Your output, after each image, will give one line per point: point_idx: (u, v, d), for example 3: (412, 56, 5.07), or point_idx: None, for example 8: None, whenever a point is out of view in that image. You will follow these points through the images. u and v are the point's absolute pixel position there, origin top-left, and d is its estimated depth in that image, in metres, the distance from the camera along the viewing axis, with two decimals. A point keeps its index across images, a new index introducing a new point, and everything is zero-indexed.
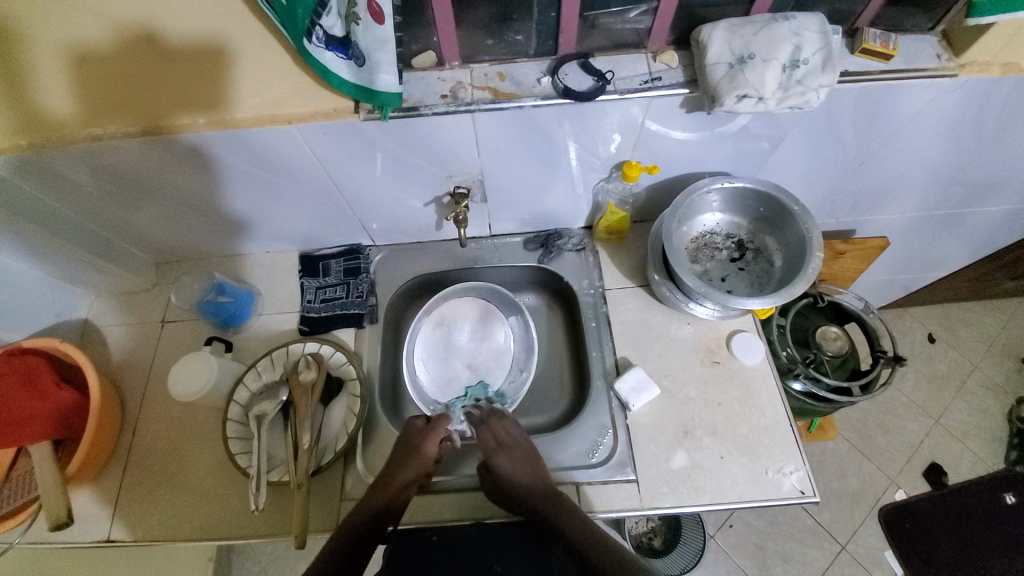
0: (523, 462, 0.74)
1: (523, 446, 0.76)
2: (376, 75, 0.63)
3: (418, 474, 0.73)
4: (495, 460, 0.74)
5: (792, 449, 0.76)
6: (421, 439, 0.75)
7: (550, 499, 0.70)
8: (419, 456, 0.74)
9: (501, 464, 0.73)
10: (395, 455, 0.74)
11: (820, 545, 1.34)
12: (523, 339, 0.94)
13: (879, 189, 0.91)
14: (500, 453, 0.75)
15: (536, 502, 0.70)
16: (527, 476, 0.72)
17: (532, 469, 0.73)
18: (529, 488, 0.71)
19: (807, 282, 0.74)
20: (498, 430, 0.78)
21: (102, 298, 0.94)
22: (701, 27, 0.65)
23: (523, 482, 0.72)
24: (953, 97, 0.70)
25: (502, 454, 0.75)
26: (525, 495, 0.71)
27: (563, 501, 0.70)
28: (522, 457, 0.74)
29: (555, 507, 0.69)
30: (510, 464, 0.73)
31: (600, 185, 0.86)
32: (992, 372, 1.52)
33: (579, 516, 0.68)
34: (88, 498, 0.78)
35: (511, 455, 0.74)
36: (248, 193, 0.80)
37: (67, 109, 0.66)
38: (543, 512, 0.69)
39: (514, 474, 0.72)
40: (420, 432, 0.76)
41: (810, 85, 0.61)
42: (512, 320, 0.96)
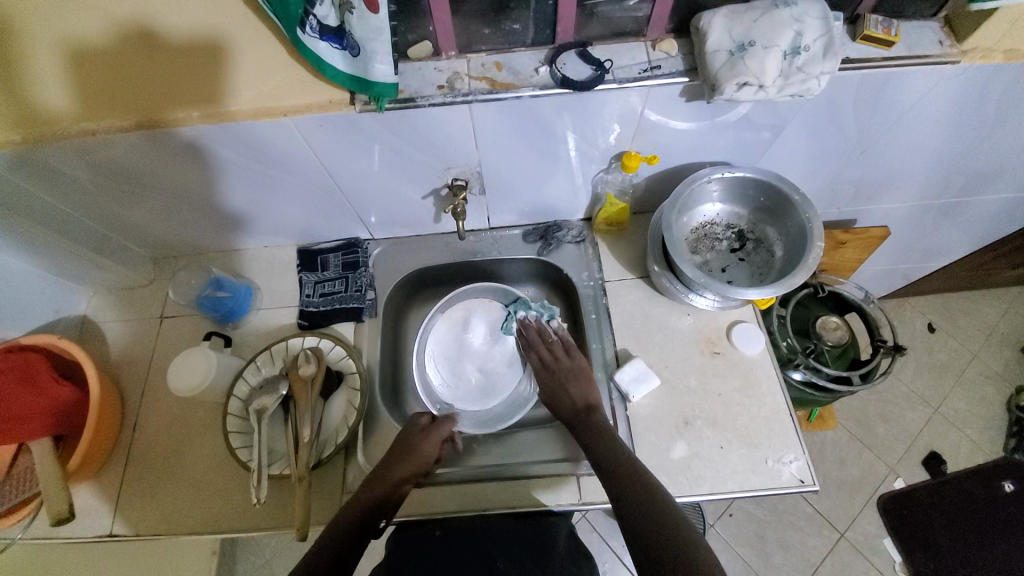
0: (570, 378, 0.81)
1: (575, 364, 0.82)
2: (371, 65, 0.62)
3: (415, 471, 0.73)
4: (548, 376, 0.83)
5: (791, 438, 0.77)
6: (421, 437, 0.77)
7: (586, 419, 0.76)
8: (417, 453, 0.75)
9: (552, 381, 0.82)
10: (392, 452, 0.75)
11: (820, 534, 1.35)
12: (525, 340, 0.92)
13: (881, 177, 0.91)
14: (546, 371, 0.84)
15: (574, 417, 0.77)
16: (573, 390, 0.80)
17: (579, 386, 0.80)
18: (573, 402, 0.79)
19: (807, 272, 0.74)
20: (542, 350, 0.86)
21: (100, 294, 0.94)
22: (701, 14, 0.64)
23: (570, 396, 0.79)
24: (955, 83, 0.69)
25: (553, 369, 0.83)
26: (569, 408, 0.78)
27: (597, 422, 0.75)
28: (568, 375, 0.81)
29: (599, 444, 0.72)
30: (562, 379, 0.81)
31: (600, 175, 0.85)
32: (993, 361, 1.53)
33: (622, 456, 0.70)
34: (90, 493, 0.79)
35: (555, 372, 0.83)
36: (245, 187, 0.80)
37: (58, 103, 0.65)
38: (577, 426, 0.76)
39: (565, 387, 0.80)
40: (422, 429, 0.78)
41: (811, 72, 0.61)
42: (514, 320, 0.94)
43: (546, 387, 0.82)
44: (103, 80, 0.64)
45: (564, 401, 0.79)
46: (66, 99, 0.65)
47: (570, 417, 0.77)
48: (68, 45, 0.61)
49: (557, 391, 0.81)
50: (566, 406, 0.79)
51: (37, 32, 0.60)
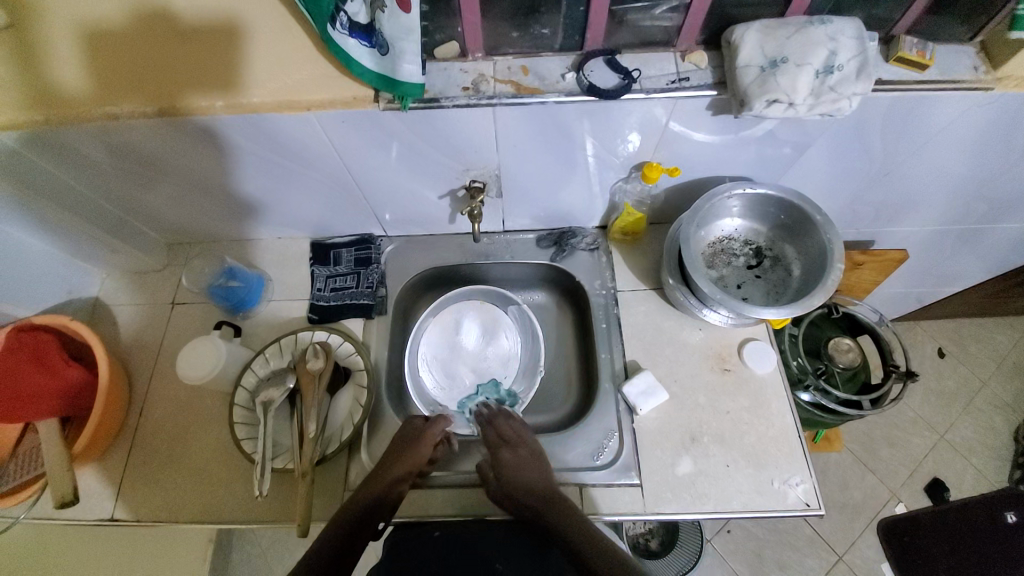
0: (530, 461, 0.73)
1: (521, 453, 0.74)
2: (399, 64, 0.61)
3: (411, 470, 0.72)
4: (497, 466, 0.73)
5: (800, 460, 0.76)
6: (416, 437, 0.75)
7: (555, 509, 0.68)
8: (415, 452, 0.73)
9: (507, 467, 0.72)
10: (392, 448, 0.74)
11: (818, 555, 1.34)
12: (526, 328, 0.94)
13: (903, 200, 0.89)
14: (507, 448, 0.75)
15: (539, 504, 0.68)
16: (527, 483, 0.71)
17: (531, 479, 0.71)
18: (532, 497, 0.69)
19: (825, 294, 0.73)
20: (502, 427, 0.78)
21: (113, 276, 0.94)
22: (734, 28, 0.64)
23: (525, 490, 0.70)
24: (987, 110, 0.68)
25: (508, 450, 0.75)
26: (525, 504, 0.69)
27: (562, 504, 0.69)
28: (517, 465, 0.72)
29: (555, 507, 0.68)
30: (513, 465, 0.72)
31: (618, 184, 0.84)
32: (1002, 391, 1.51)
33: (596, 532, 0.65)
34: (93, 476, 0.79)
35: (516, 454, 0.74)
36: (263, 178, 0.80)
37: (87, 86, 0.66)
38: (544, 513, 0.68)
39: (515, 478, 0.71)
40: (417, 431, 0.76)
41: (843, 92, 0.60)
42: (512, 310, 0.96)
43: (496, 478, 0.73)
44: (128, 64, 0.65)
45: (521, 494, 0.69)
46: (98, 82, 0.65)
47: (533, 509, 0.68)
48: (112, 33, 0.65)
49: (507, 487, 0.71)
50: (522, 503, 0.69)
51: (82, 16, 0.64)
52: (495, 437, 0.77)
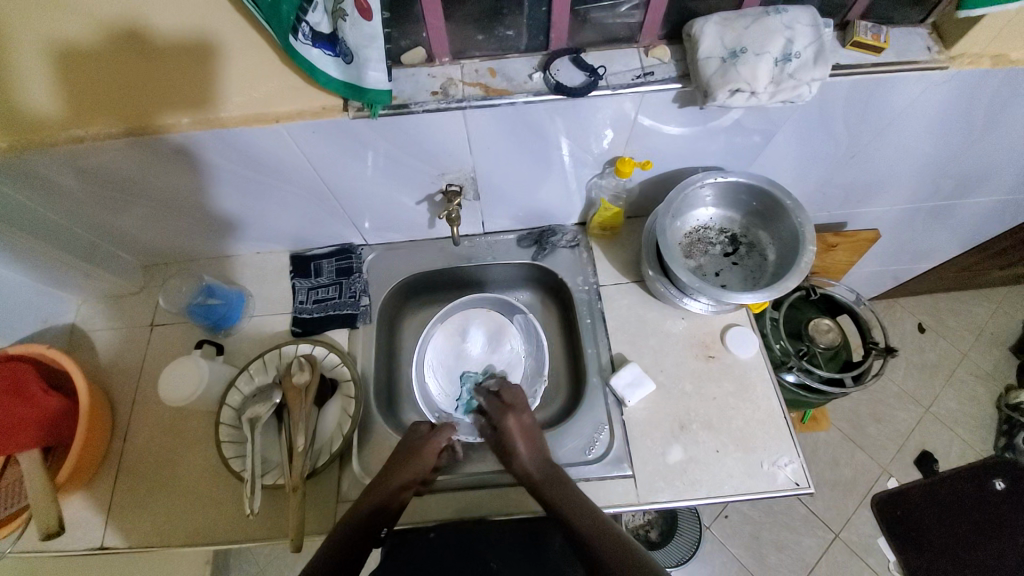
0: (526, 432, 0.76)
1: (523, 421, 0.78)
2: (364, 72, 0.62)
3: (412, 478, 0.71)
4: (499, 431, 0.77)
5: (787, 441, 0.77)
6: (420, 443, 0.75)
7: (552, 480, 0.70)
8: (417, 461, 0.73)
9: (508, 432, 0.76)
10: (396, 458, 0.73)
11: (814, 534, 1.36)
12: (531, 336, 0.93)
13: (871, 181, 0.92)
14: (507, 417, 0.77)
15: (537, 480, 0.70)
16: (529, 445, 0.74)
17: (532, 444, 0.75)
18: (531, 459, 0.73)
19: (800, 276, 0.75)
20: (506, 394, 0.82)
21: (89, 302, 0.92)
22: (693, 21, 0.65)
23: (526, 453, 0.73)
24: (943, 89, 0.70)
25: (509, 419, 0.77)
26: (525, 466, 0.72)
27: (559, 483, 0.70)
28: (518, 430, 0.76)
29: (569, 497, 0.68)
30: (515, 430, 0.76)
31: (594, 180, 0.85)
32: (981, 361, 1.55)
33: (601, 519, 0.66)
34: (79, 505, 0.77)
35: (517, 424, 0.77)
36: (238, 193, 0.79)
37: (45, 108, 0.64)
38: (541, 486, 0.70)
39: (517, 443, 0.74)
40: (419, 441, 0.75)
41: (802, 78, 0.61)
42: (516, 318, 0.95)
43: (496, 442, 0.77)
44: (96, 85, 0.62)
45: (522, 454, 0.73)
46: (57, 104, 0.64)
47: (530, 476, 0.71)
48: (66, 53, 0.59)
49: (509, 448, 0.74)
50: (523, 465, 0.73)
51: (31, 37, 0.58)
52: (498, 405, 0.80)
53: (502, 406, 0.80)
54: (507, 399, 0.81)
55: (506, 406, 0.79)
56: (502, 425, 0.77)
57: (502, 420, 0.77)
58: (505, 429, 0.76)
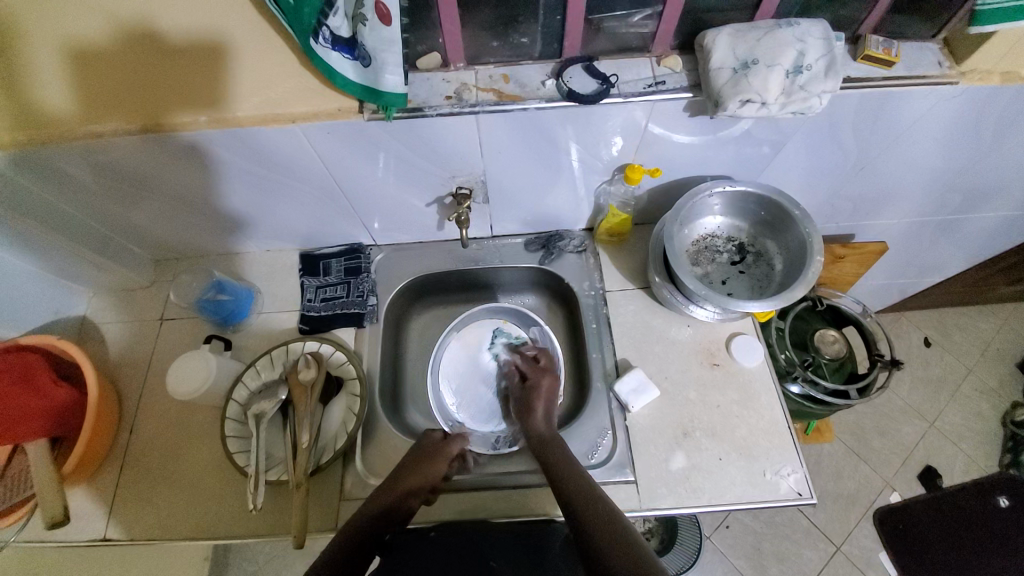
0: (551, 394, 0.82)
1: (554, 385, 0.84)
2: (382, 76, 0.63)
3: (423, 485, 0.73)
4: (530, 387, 0.83)
5: (790, 450, 0.77)
6: (432, 451, 0.76)
7: (553, 441, 0.75)
8: (427, 467, 0.74)
9: (538, 391, 0.82)
10: (405, 463, 0.74)
11: (815, 546, 1.35)
12: (545, 350, 0.92)
13: (879, 194, 0.92)
14: (541, 376, 0.85)
15: (546, 437, 0.76)
16: (547, 410, 0.80)
17: (550, 411, 0.80)
18: (544, 423, 0.78)
19: (807, 286, 0.75)
20: (542, 354, 0.89)
21: (100, 295, 0.93)
22: (705, 32, 0.66)
23: (541, 415, 0.79)
24: (953, 104, 0.71)
25: (541, 377, 0.84)
26: (538, 427, 0.77)
27: (563, 450, 0.73)
28: (547, 391, 0.82)
29: (579, 495, 0.66)
30: (544, 391, 0.82)
31: (602, 187, 0.86)
32: (987, 377, 1.54)
33: (608, 515, 0.64)
34: (84, 497, 0.78)
35: (549, 384, 0.83)
36: (251, 191, 0.80)
37: (65, 104, 0.65)
38: (541, 445, 0.74)
39: (539, 403, 0.80)
40: (433, 446, 0.77)
41: (812, 90, 0.62)
42: (532, 330, 0.95)
43: (520, 400, 0.83)
44: (112, 81, 0.64)
45: (536, 416, 0.78)
46: (77, 99, 0.65)
47: (540, 436, 0.76)
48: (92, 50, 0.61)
49: (529, 406, 0.80)
50: (536, 424, 0.78)
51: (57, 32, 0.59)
52: (532, 366, 0.87)
53: (538, 366, 0.87)
54: (541, 360, 0.88)
55: (541, 367, 0.86)
56: (535, 381, 0.83)
57: (537, 377, 0.84)
58: (535, 386, 0.83)
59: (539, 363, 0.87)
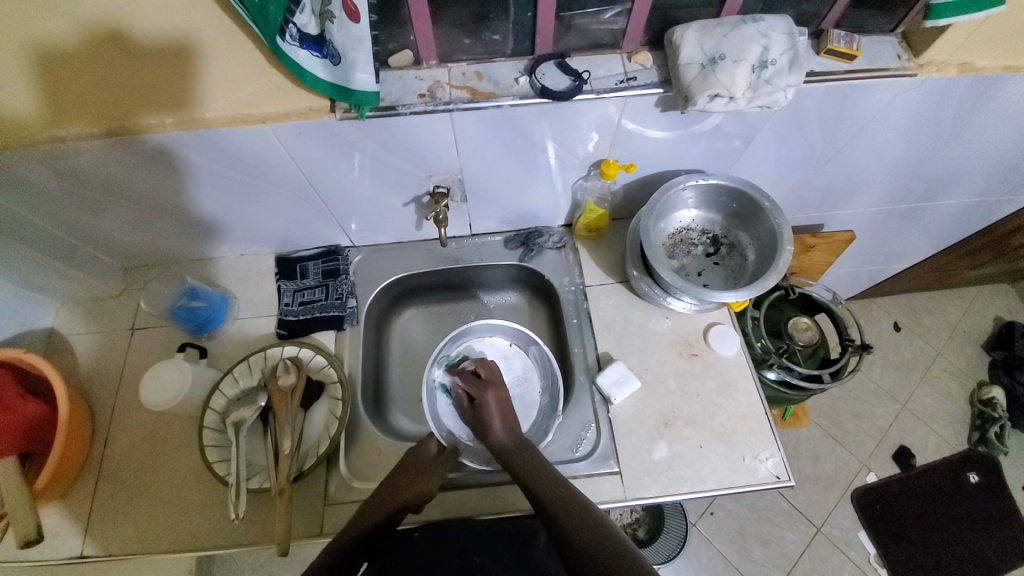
0: (495, 407, 0.78)
1: (501, 399, 0.79)
2: (352, 73, 0.62)
3: (421, 495, 0.72)
4: (477, 407, 0.78)
5: (768, 436, 0.79)
6: (431, 465, 0.75)
7: (518, 449, 0.73)
8: (423, 477, 0.73)
9: (486, 406, 0.77)
10: (400, 478, 0.73)
11: (796, 528, 1.39)
12: (544, 369, 0.88)
13: (846, 184, 0.95)
14: (483, 390, 0.79)
15: (510, 450, 0.73)
16: (502, 419, 0.77)
17: (507, 421, 0.77)
18: (505, 432, 0.75)
19: (779, 275, 0.77)
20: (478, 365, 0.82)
21: (67, 305, 0.90)
22: (673, 29, 0.67)
23: (500, 427, 0.76)
24: (912, 95, 0.74)
25: (481, 393, 0.79)
26: (500, 438, 0.75)
27: (527, 455, 0.72)
28: (496, 403, 0.78)
29: (554, 497, 0.66)
30: (491, 404, 0.78)
31: (579, 182, 0.87)
32: (953, 358, 1.61)
33: (596, 517, 0.64)
34: (56, 514, 0.75)
35: (492, 399, 0.78)
36: (223, 194, 0.78)
37: (25, 110, 0.63)
38: (511, 457, 0.72)
39: (490, 417, 0.76)
40: (429, 459, 0.75)
41: (778, 84, 0.64)
42: (533, 351, 0.91)
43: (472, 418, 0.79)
44: (72, 85, 0.62)
45: (497, 430, 0.75)
46: (37, 104, 0.62)
47: (504, 448, 0.74)
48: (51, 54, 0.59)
49: (482, 423, 0.77)
50: (496, 436, 0.75)
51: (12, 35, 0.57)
52: (473, 383, 0.81)
53: (480, 382, 0.81)
54: (483, 374, 0.82)
55: (484, 382, 0.80)
56: (482, 400, 0.78)
57: (482, 394, 0.79)
58: (483, 403, 0.78)
59: (480, 378, 0.81)
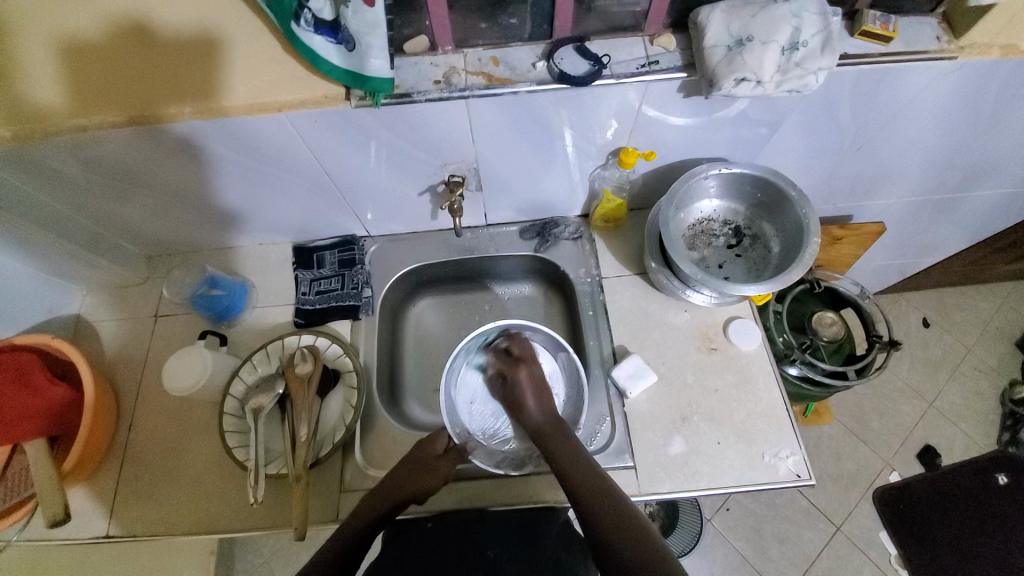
0: (534, 389, 0.79)
1: (533, 373, 0.81)
2: (367, 59, 0.60)
3: (419, 491, 0.71)
4: (510, 384, 0.80)
5: (789, 433, 0.77)
6: (434, 461, 0.73)
7: (555, 429, 0.73)
8: (429, 472, 0.72)
9: (519, 383, 0.79)
10: (405, 471, 0.72)
11: (814, 527, 1.36)
12: (572, 379, 0.84)
13: (877, 173, 0.91)
14: (518, 364, 0.81)
15: (543, 429, 0.74)
16: (538, 398, 0.78)
17: (540, 398, 0.78)
18: (539, 411, 0.76)
19: (805, 267, 0.74)
20: (513, 343, 0.84)
21: (93, 292, 0.93)
22: (698, 9, 0.64)
23: (535, 405, 0.77)
24: (951, 79, 0.69)
25: (519, 369, 0.81)
26: (535, 417, 0.76)
27: (563, 434, 0.72)
28: (529, 381, 0.79)
29: (592, 496, 0.64)
30: (524, 381, 0.79)
31: (597, 171, 0.85)
32: (985, 355, 1.54)
33: (626, 513, 0.63)
34: (85, 495, 0.78)
35: (529, 371, 0.80)
36: (242, 185, 0.79)
37: (54, 98, 0.64)
38: (546, 435, 0.73)
39: (527, 395, 0.78)
40: (429, 458, 0.73)
41: (809, 67, 0.61)
42: (560, 356, 0.86)
43: (507, 396, 0.80)
44: (100, 74, 0.64)
45: (530, 409, 0.77)
46: (61, 93, 0.64)
47: (538, 428, 0.75)
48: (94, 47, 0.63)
49: (519, 401, 0.78)
50: (533, 417, 0.76)
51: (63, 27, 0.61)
52: (505, 359, 0.83)
53: (512, 359, 0.82)
54: (514, 352, 0.83)
55: (516, 358, 0.82)
56: (512, 376, 0.80)
57: (513, 371, 0.80)
58: (515, 379, 0.80)
59: (511, 354, 0.83)
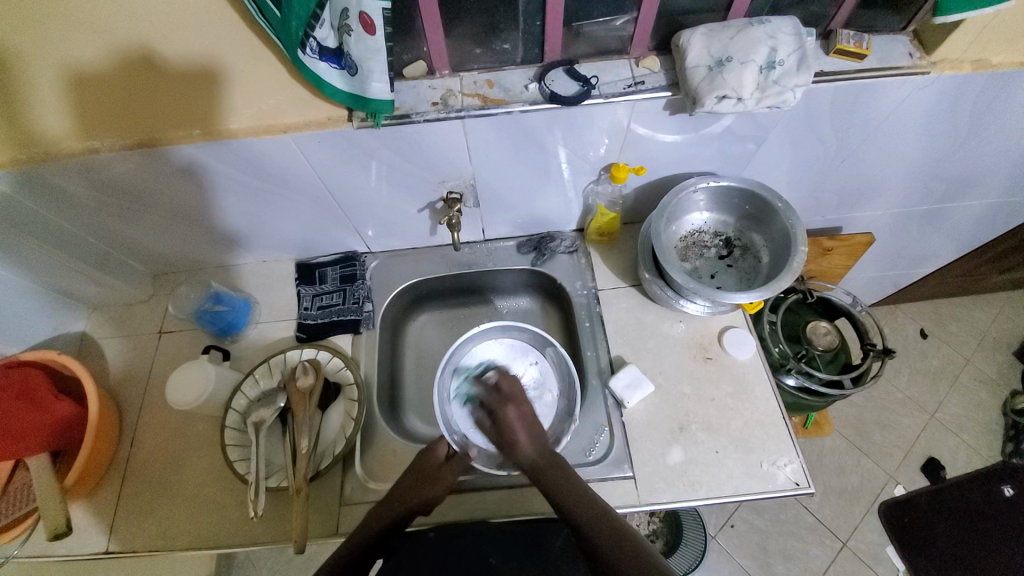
0: (522, 423, 0.75)
1: (521, 411, 0.76)
2: (369, 83, 0.64)
3: (421, 503, 0.71)
4: (498, 422, 0.75)
5: (786, 442, 0.77)
6: (436, 471, 0.74)
7: (552, 463, 0.71)
8: (432, 482, 0.73)
9: (507, 421, 0.75)
10: (406, 484, 0.73)
11: (821, 542, 1.34)
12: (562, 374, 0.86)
13: (862, 185, 0.94)
14: (505, 403, 0.76)
15: (538, 466, 0.71)
16: (528, 433, 0.74)
17: (530, 433, 0.74)
18: (531, 447, 0.72)
19: (793, 275, 0.76)
20: (500, 380, 0.79)
21: (99, 311, 0.95)
22: (680, 33, 0.68)
23: (526, 442, 0.73)
24: (926, 94, 0.73)
25: (507, 406, 0.76)
26: (527, 454, 0.72)
27: (558, 470, 0.70)
28: (517, 420, 0.75)
29: (592, 515, 0.65)
30: (514, 419, 0.75)
31: (590, 187, 0.88)
32: (985, 366, 1.54)
33: (621, 527, 0.65)
34: (85, 511, 0.78)
35: (517, 410, 0.76)
36: (247, 203, 0.82)
37: (64, 125, 0.67)
38: (542, 471, 0.70)
39: (516, 432, 0.73)
40: (432, 467, 0.74)
41: (786, 85, 0.64)
42: (548, 352, 0.89)
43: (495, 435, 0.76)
44: (105, 102, 0.65)
45: (522, 443, 0.73)
46: (70, 120, 0.67)
47: (534, 462, 0.71)
48: (92, 77, 0.63)
49: (508, 440, 0.74)
50: (523, 453, 0.72)
51: (59, 57, 0.61)
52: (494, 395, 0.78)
53: (501, 396, 0.78)
54: (504, 388, 0.78)
55: (503, 397, 0.77)
56: (501, 416, 0.75)
57: (501, 410, 0.76)
58: (503, 419, 0.75)
59: (501, 390, 0.78)
